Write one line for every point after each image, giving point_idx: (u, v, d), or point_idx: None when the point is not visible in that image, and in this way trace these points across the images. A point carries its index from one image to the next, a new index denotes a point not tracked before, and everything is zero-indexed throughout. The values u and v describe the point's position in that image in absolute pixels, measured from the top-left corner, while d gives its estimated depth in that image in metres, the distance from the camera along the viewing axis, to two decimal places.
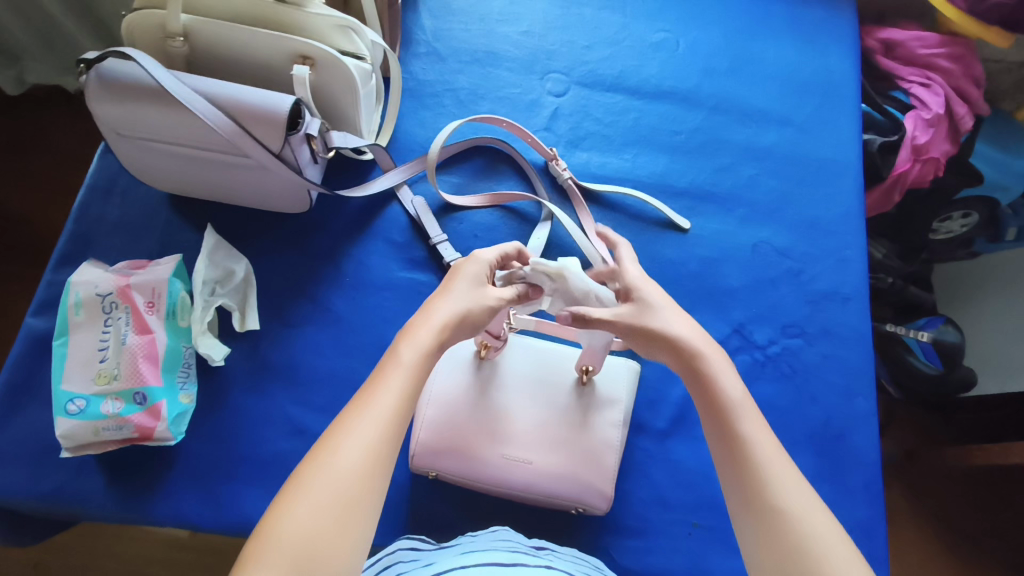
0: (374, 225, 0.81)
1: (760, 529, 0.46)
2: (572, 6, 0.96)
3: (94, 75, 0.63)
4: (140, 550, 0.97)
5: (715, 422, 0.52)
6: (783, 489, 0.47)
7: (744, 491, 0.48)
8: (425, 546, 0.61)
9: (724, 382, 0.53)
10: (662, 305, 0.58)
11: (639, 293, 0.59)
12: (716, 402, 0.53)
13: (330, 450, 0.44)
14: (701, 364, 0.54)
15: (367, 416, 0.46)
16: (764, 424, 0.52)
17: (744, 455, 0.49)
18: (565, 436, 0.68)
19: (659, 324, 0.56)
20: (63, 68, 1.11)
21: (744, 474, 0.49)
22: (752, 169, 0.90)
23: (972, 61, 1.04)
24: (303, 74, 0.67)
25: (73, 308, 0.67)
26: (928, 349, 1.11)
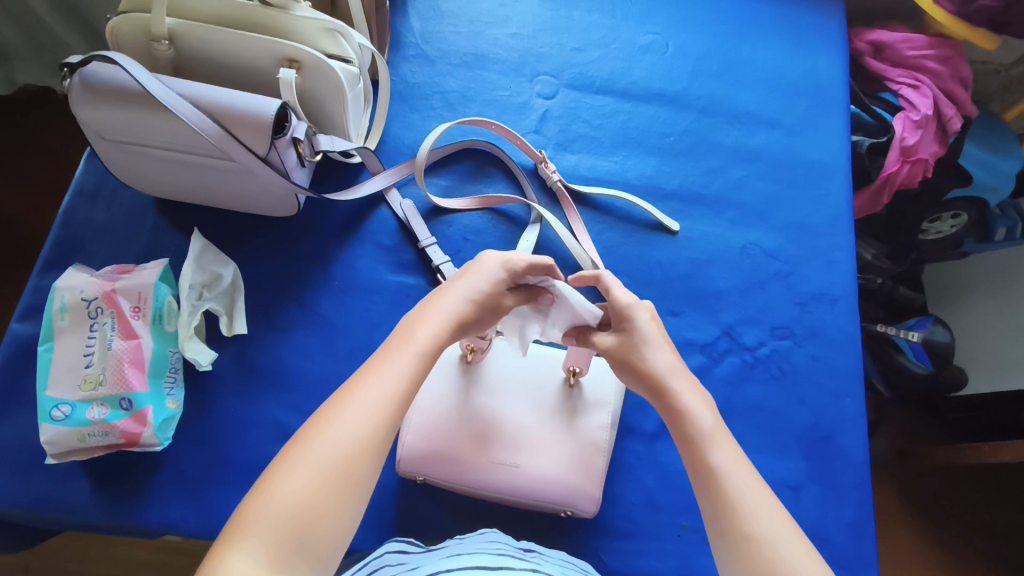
0: (363, 229, 0.80)
1: (739, 562, 0.46)
2: (561, 8, 0.96)
3: (77, 80, 0.63)
4: (130, 553, 0.96)
5: (689, 453, 0.52)
6: (757, 515, 0.47)
7: (721, 523, 0.48)
8: (412, 549, 0.60)
9: (695, 412, 0.53)
10: (650, 336, 0.58)
11: (634, 322, 0.58)
12: (690, 433, 0.53)
13: (333, 419, 0.45)
14: (672, 398, 0.55)
15: (371, 390, 0.47)
16: (735, 451, 0.51)
17: (716, 485, 0.49)
18: (550, 437, 0.68)
19: (639, 357, 0.57)
20: (51, 71, 1.11)
21: (719, 506, 0.48)
22: (741, 170, 0.90)
23: (960, 62, 1.05)
24: (290, 77, 0.67)
25: (58, 313, 0.67)
26: (919, 350, 1.11)
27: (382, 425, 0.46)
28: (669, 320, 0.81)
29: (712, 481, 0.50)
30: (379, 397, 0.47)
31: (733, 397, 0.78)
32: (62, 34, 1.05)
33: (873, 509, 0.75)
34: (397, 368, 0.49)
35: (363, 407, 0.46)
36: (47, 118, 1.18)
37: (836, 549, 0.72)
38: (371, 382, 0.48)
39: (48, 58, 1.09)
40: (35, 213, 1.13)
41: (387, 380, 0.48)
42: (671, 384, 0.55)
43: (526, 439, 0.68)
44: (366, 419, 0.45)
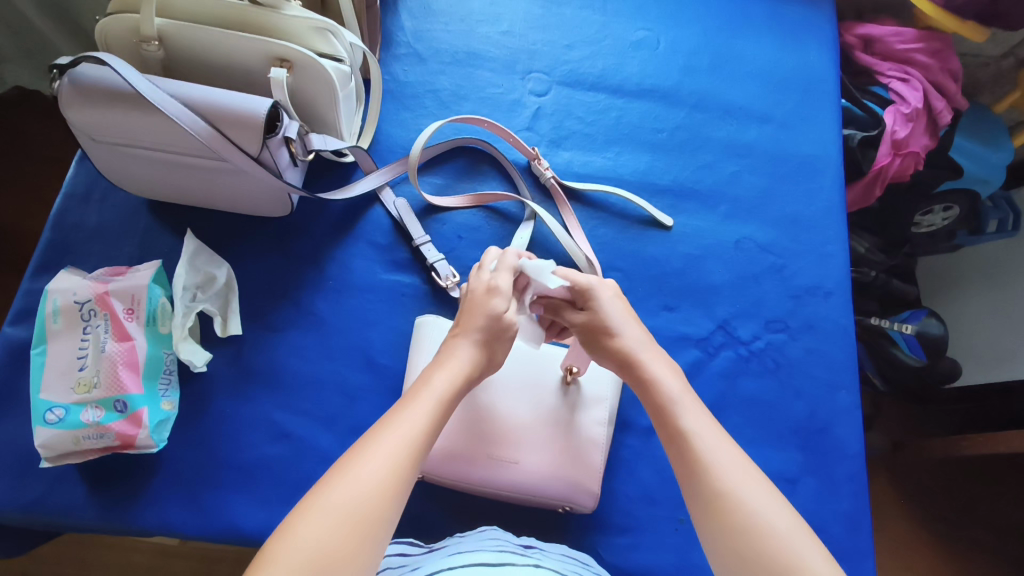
0: (356, 228, 0.80)
1: (713, 523, 0.49)
2: (552, 6, 0.96)
3: (67, 81, 0.63)
4: (128, 560, 0.96)
5: (661, 420, 0.56)
6: (726, 473, 0.51)
7: (696, 485, 0.51)
8: (413, 551, 0.61)
9: (664, 379, 0.58)
10: (617, 314, 0.62)
11: (597, 299, 0.63)
12: (658, 400, 0.57)
13: (354, 466, 0.47)
14: (640, 369, 0.59)
15: (391, 437, 0.50)
16: (703, 414, 0.56)
17: (687, 448, 0.53)
18: (550, 437, 0.68)
19: (609, 335, 0.61)
20: (42, 75, 1.10)
21: (693, 467, 0.52)
22: (733, 165, 0.90)
23: (949, 55, 1.05)
24: (281, 76, 0.67)
25: (51, 316, 0.66)
26: (912, 342, 1.12)
27: (398, 479, 0.48)
28: (664, 315, 0.81)
29: (685, 445, 0.53)
30: (396, 450, 0.49)
31: (729, 391, 0.79)
32: (51, 36, 1.04)
33: (869, 501, 0.75)
34: (414, 422, 0.51)
35: (383, 456, 0.48)
36: (36, 121, 1.18)
37: (833, 541, 0.73)
38: (388, 433, 0.50)
39: (37, 61, 1.09)
40: (29, 218, 1.13)
41: (405, 433, 0.50)
42: (640, 357, 0.60)
43: (526, 436, 0.68)
44: (384, 467, 0.48)
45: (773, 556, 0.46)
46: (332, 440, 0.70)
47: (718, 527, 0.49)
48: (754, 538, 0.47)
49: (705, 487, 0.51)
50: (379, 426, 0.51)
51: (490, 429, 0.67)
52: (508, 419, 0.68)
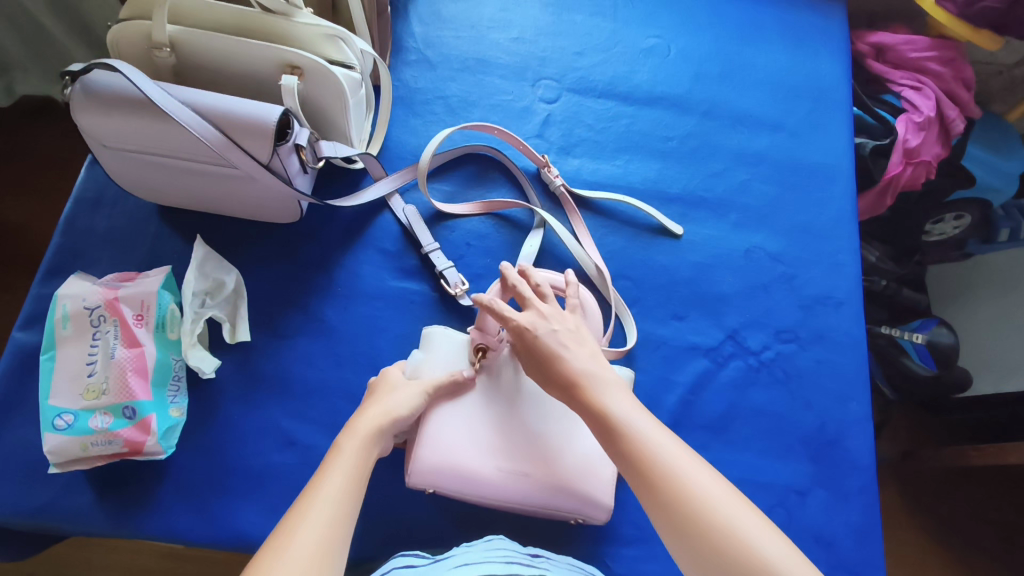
0: (366, 234, 0.80)
1: (689, 537, 0.48)
2: (563, 12, 0.96)
3: (79, 88, 0.63)
4: (132, 563, 0.96)
5: (611, 439, 0.54)
6: (689, 483, 0.50)
7: (655, 496, 0.50)
8: (421, 561, 0.60)
9: (605, 399, 0.56)
10: (552, 343, 0.60)
11: (533, 335, 0.61)
12: (606, 419, 0.55)
13: (284, 539, 0.47)
14: (586, 393, 0.57)
15: (317, 504, 0.50)
16: (653, 425, 0.54)
17: (646, 464, 0.51)
18: (562, 450, 0.67)
19: (556, 363, 0.60)
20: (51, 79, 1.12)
21: (649, 480, 0.51)
22: (744, 173, 0.90)
23: (962, 63, 1.05)
24: (292, 83, 0.67)
25: (60, 322, 0.66)
26: (923, 351, 1.12)
27: (330, 542, 0.48)
28: (674, 324, 0.80)
29: (638, 455, 0.52)
30: (323, 518, 0.49)
31: (738, 401, 0.78)
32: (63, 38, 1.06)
33: (880, 514, 0.75)
34: (332, 486, 0.51)
35: (311, 527, 0.48)
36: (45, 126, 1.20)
37: (843, 554, 0.72)
38: (312, 502, 0.50)
39: (48, 65, 1.11)
40: (37, 219, 1.14)
41: (327, 497, 0.50)
42: (585, 381, 0.58)
43: (541, 450, 0.67)
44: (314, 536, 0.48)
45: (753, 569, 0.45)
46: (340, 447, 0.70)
47: (681, 536, 0.48)
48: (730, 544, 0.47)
49: (673, 498, 0.49)
50: (303, 497, 0.51)
51: (501, 442, 0.67)
52: (522, 433, 0.67)
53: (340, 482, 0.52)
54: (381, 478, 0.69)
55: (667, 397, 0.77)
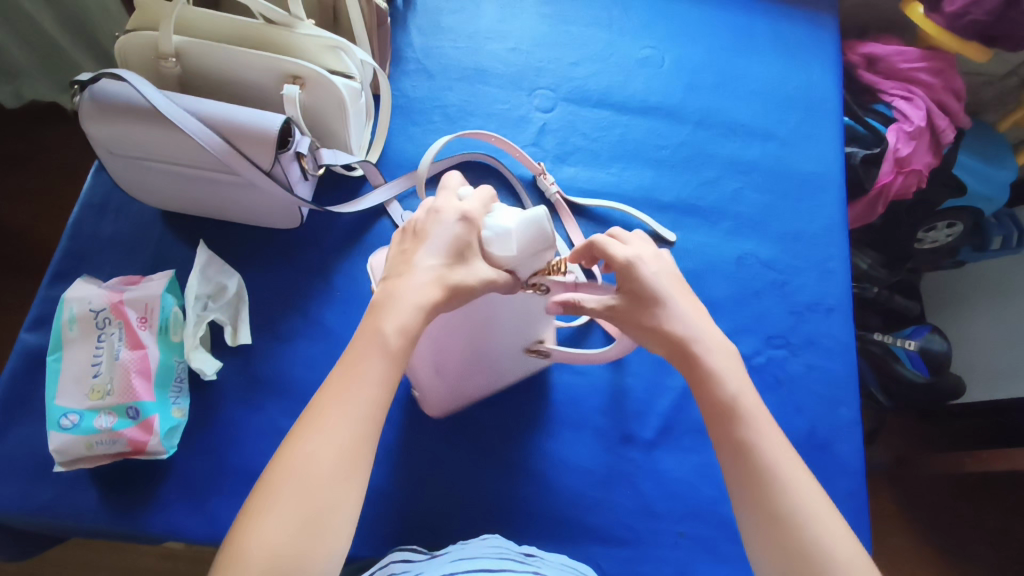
0: (365, 241, 0.82)
1: (771, 533, 0.51)
2: (559, 23, 0.98)
3: (87, 96, 0.64)
4: (132, 562, 0.98)
5: (719, 421, 0.56)
6: (786, 486, 0.52)
7: (731, 446, 0.55)
8: (417, 557, 0.62)
9: (708, 356, 0.57)
10: (669, 292, 0.58)
11: (649, 274, 0.58)
12: (715, 400, 0.56)
13: (304, 450, 0.47)
14: (696, 363, 0.57)
15: (343, 416, 0.49)
16: (764, 417, 0.56)
17: (747, 455, 0.54)
18: (473, 392, 0.73)
19: (660, 313, 0.58)
20: (59, 88, 1.19)
21: (730, 431, 0.55)
22: (736, 182, 0.92)
23: (952, 74, 1.06)
24: (293, 93, 0.69)
25: (66, 324, 0.68)
26: (916, 358, 1.14)
27: (349, 460, 0.48)
28: None
29: (724, 407, 0.56)
30: (345, 432, 0.48)
31: None
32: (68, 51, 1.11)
33: (869, 517, 0.76)
34: (360, 394, 0.50)
35: (331, 441, 0.48)
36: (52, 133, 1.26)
37: None
38: (338, 413, 0.49)
39: (54, 74, 1.16)
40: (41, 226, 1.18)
41: (351, 409, 0.49)
42: (693, 344, 0.57)
43: (464, 385, 0.71)
44: (333, 453, 0.48)
45: (799, 535, 0.50)
46: None
47: (765, 527, 0.51)
48: (807, 547, 0.50)
49: (760, 475, 0.53)
50: (327, 403, 0.49)
51: (451, 360, 0.67)
52: (472, 360, 0.68)
53: (372, 390, 0.50)
54: (379, 477, 0.70)
55: (659, 401, 0.78)
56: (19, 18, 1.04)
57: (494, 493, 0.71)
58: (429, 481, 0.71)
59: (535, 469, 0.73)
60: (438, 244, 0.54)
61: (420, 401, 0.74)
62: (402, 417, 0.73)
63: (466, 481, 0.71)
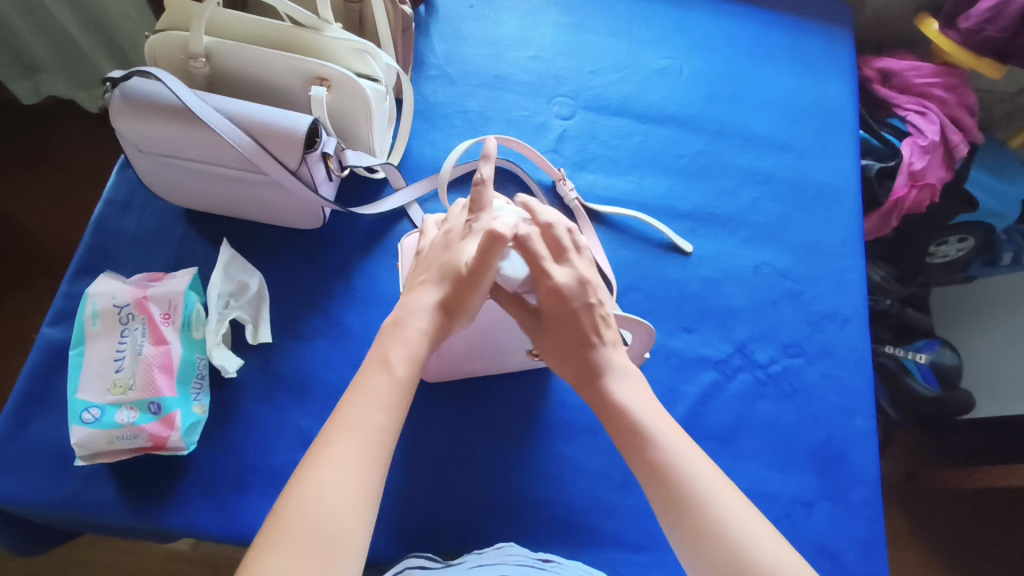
0: (385, 242, 0.82)
1: (702, 553, 0.50)
2: (579, 33, 0.99)
3: (118, 94, 0.65)
4: (139, 563, 0.98)
5: (634, 449, 0.56)
6: (712, 505, 0.51)
7: (646, 465, 0.55)
8: (433, 564, 0.61)
9: (616, 389, 0.59)
10: (572, 323, 0.61)
11: (569, 302, 0.61)
12: (631, 426, 0.57)
13: (316, 478, 0.46)
14: (606, 393, 0.59)
15: (351, 441, 0.49)
16: (682, 437, 0.56)
17: (667, 474, 0.53)
18: (471, 370, 0.75)
19: (577, 347, 0.61)
20: (75, 85, 1.23)
21: (644, 452, 0.55)
22: (753, 192, 0.92)
23: (966, 90, 1.08)
24: (320, 95, 0.70)
25: (90, 318, 0.68)
26: (927, 372, 1.16)
27: (362, 487, 0.47)
28: (683, 336, 0.82)
29: (634, 428, 0.57)
30: (357, 457, 0.48)
31: (746, 414, 0.80)
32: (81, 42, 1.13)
33: (884, 528, 0.76)
34: (368, 419, 0.50)
35: (343, 467, 0.47)
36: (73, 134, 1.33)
37: (848, 566, 0.73)
38: (344, 439, 0.49)
39: (71, 70, 1.20)
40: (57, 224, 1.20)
41: (360, 434, 0.49)
42: (605, 377, 0.60)
43: (454, 366, 0.73)
44: (345, 478, 0.47)
45: (732, 551, 0.49)
46: None
47: (695, 550, 0.50)
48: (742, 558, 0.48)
49: (680, 492, 0.52)
50: (331, 430, 0.50)
51: (452, 346, 0.68)
52: (470, 347, 0.70)
53: (375, 414, 0.51)
54: (396, 478, 0.70)
55: (675, 408, 0.78)
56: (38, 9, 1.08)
57: (510, 495, 0.71)
58: (447, 484, 0.71)
59: (554, 473, 0.73)
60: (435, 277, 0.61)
61: (439, 403, 0.75)
62: (420, 417, 0.74)
63: (484, 484, 0.71)
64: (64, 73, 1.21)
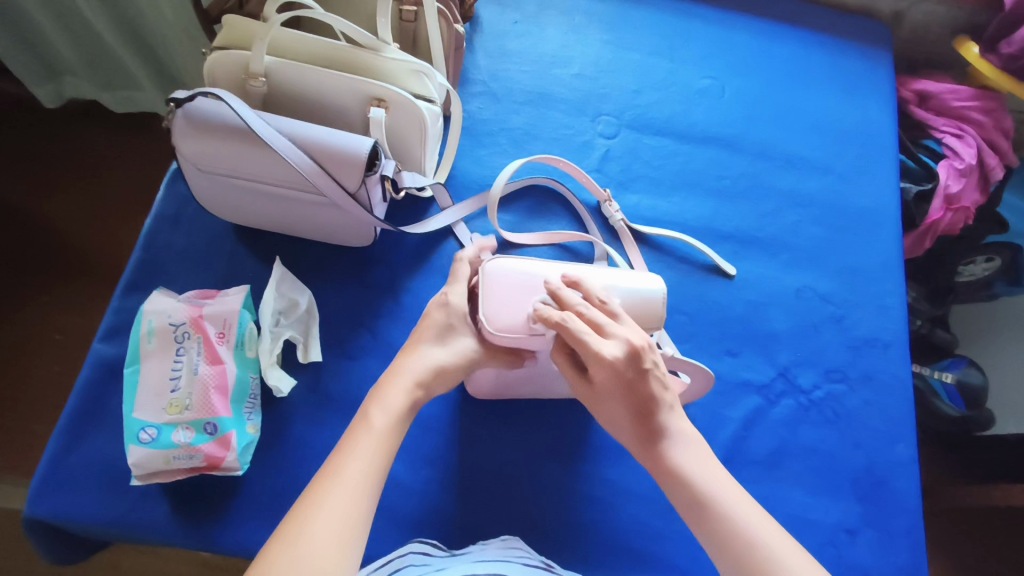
0: (432, 260, 0.82)
1: None
2: (622, 51, 0.99)
3: (182, 114, 0.66)
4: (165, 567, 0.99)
5: (694, 508, 0.57)
6: (779, 558, 0.52)
7: (700, 520, 0.56)
8: (437, 551, 0.64)
9: (674, 453, 0.59)
10: (631, 394, 0.60)
11: (630, 374, 0.59)
12: (688, 484, 0.58)
13: (304, 523, 0.48)
14: (664, 456, 0.59)
15: (339, 488, 0.50)
16: (737, 490, 0.58)
17: (727, 528, 0.55)
18: (518, 392, 0.75)
19: (650, 414, 0.60)
20: (99, 87, 1.22)
21: (699, 506, 0.57)
22: (795, 215, 0.93)
23: (1003, 114, 1.08)
24: (379, 116, 0.70)
25: (145, 336, 0.69)
26: (953, 392, 1.16)
27: (350, 530, 0.49)
28: (727, 360, 0.83)
29: (693, 490, 0.57)
30: (345, 503, 0.50)
31: (790, 439, 0.80)
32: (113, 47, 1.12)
33: (926, 556, 0.77)
34: (359, 466, 0.52)
35: (330, 510, 0.49)
36: (91, 133, 1.32)
37: None
38: (337, 485, 0.50)
39: (95, 73, 1.20)
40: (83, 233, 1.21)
41: (349, 484, 0.51)
42: (668, 442, 0.60)
43: (505, 388, 0.73)
44: (333, 521, 0.48)
45: None
46: (408, 470, 0.71)
47: None
48: None
49: (738, 544, 0.54)
50: (320, 478, 0.51)
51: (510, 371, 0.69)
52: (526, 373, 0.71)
53: (364, 465, 0.52)
54: (447, 500, 0.70)
55: (720, 432, 0.78)
56: (70, 13, 1.07)
57: (558, 519, 0.72)
58: (496, 508, 0.71)
59: (603, 498, 0.73)
60: (438, 336, 0.63)
61: (489, 425, 0.75)
62: (468, 439, 0.74)
63: (534, 508, 0.72)
64: (87, 74, 1.20)
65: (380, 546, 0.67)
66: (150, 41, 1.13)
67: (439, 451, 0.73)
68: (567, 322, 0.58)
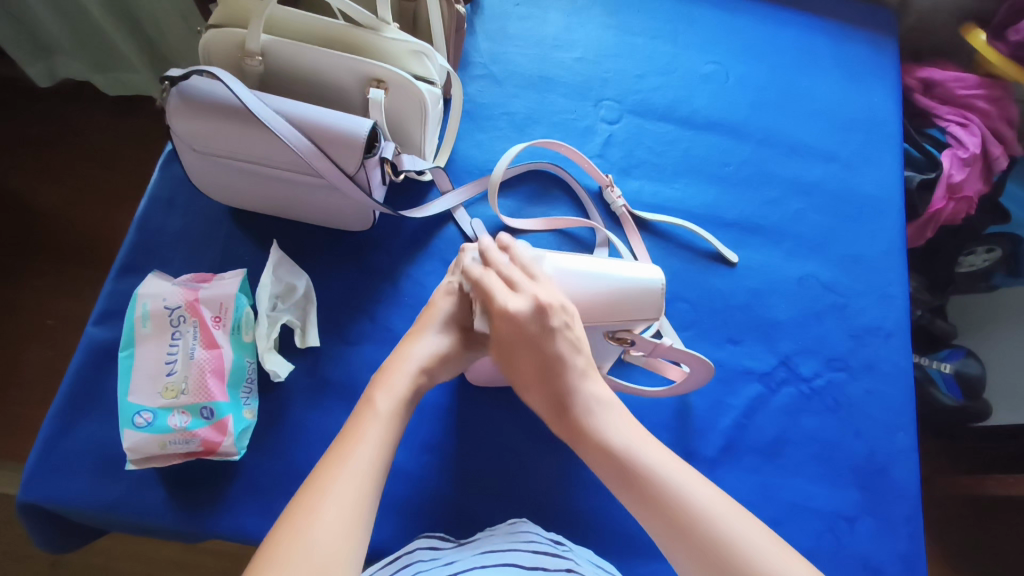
0: (431, 245, 0.81)
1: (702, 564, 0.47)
2: (625, 35, 0.98)
3: (177, 93, 0.64)
4: (159, 551, 0.98)
5: (620, 482, 0.53)
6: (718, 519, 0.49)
7: (630, 489, 0.52)
8: (444, 544, 0.64)
9: (590, 420, 0.56)
10: (541, 352, 0.58)
11: (536, 328, 0.58)
12: (610, 455, 0.54)
13: (310, 512, 0.46)
14: (581, 424, 0.57)
15: (345, 476, 0.49)
16: (666, 456, 0.54)
17: (656, 493, 0.51)
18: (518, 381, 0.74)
19: (559, 375, 0.58)
20: (91, 68, 1.20)
21: (622, 471, 0.53)
22: (799, 203, 0.92)
23: (1008, 103, 1.07)
24: (379, 98, 0.68)
25: (140, 319, 0.67)
26: (951, 382, 1.16)
27: (357, 517, 0.47)
28: (728, 348, 0.82)
29: (618, 460, 0.53)
30: (352, 490, 0.48)
31: (790, 427, 0.79)
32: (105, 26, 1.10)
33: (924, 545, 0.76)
34: (364, 453, 0.51)
35: (337, 498, 0.48)
36: (83, 114, 1.30)
37: None
38: (342, 473, 0.49)
39: (88, 54, 1.18)
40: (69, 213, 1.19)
41: (355, 471, 0.50)
42: (588, 412, 0.57)
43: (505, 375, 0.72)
44: (341, 510, 0.47)
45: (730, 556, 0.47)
46: (406, 456, 0.71)
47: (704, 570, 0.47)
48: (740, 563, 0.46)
49: (671, 513, 0.50)
50: (325, 466, 0.50)
51: None
52: None
53: (370, 451, 0.52)
54: (446, 486, 0.70)
55: (720, 420, 0.78)
56: None
57: (557, 505, 0.71)
58: (495, 494, 0.70)
59: (602, 485, 0.72)
60: (443, 322, 0.63)
61: (488, 412, 0.74)
62: (467, 425, 0.73)
63: (533, 494, 0.71)
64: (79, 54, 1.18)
65: (377, 531, 0.67)
66: (144, 20, 1.11)
67: (438, 437, 0.72)
68: (483, 278, 0.61)
